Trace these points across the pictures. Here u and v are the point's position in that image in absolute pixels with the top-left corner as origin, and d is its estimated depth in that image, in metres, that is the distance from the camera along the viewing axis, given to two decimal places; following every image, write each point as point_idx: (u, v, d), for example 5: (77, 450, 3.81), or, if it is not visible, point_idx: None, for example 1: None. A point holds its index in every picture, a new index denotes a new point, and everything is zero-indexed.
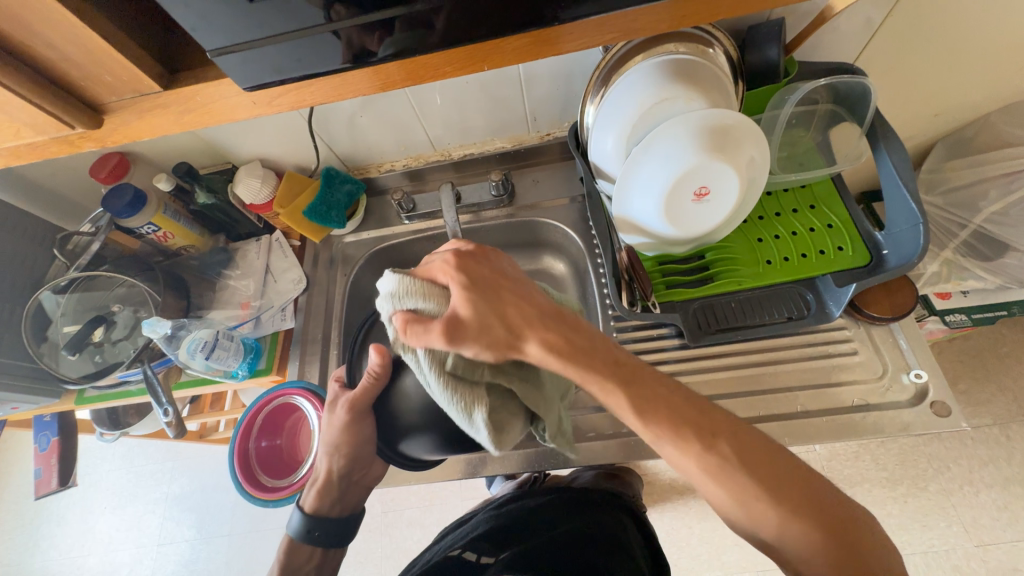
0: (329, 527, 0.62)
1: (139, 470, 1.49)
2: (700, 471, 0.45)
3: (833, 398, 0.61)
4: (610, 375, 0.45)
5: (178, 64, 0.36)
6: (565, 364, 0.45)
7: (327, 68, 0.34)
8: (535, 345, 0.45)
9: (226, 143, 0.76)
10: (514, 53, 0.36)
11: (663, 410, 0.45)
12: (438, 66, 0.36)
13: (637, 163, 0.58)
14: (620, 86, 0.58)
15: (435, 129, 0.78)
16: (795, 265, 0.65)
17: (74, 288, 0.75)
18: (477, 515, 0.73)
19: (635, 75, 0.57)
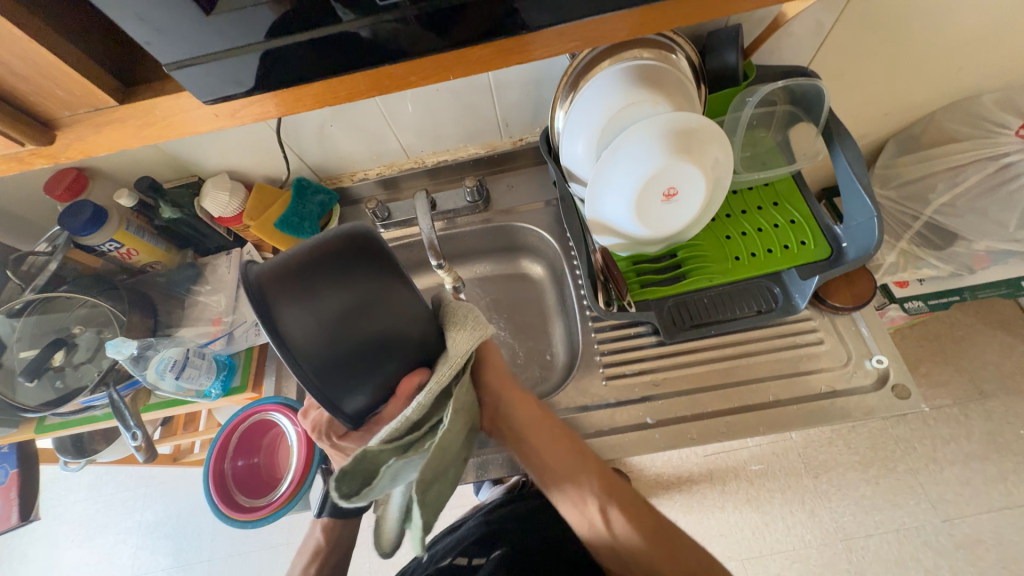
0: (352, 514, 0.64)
1: (109, 500, 1.42)
2: (644, 540, 0.53)
3: (804, 386, 0.64)
4: (583, 448, 0.57)
5: (136, 78, 0.35)
6: (535, 416, 0.57)
7: (293, 79, 0.34)
8: (516, 403, 0.57)
9: (190, 156, 0.74)
10: (479, 62, 0.37)
11: (614, 485, 0.56)
12: (405, 76, 0.36)
13: (620, 152, 0.58)
14: (602, 77, 0.59)
15: (407, 137, 0.78)
16: (762, 260, 0.67)
17: (30, 311, 0.71)
18: (467, 522, 0.73)
19: (617, 69, 0.59)
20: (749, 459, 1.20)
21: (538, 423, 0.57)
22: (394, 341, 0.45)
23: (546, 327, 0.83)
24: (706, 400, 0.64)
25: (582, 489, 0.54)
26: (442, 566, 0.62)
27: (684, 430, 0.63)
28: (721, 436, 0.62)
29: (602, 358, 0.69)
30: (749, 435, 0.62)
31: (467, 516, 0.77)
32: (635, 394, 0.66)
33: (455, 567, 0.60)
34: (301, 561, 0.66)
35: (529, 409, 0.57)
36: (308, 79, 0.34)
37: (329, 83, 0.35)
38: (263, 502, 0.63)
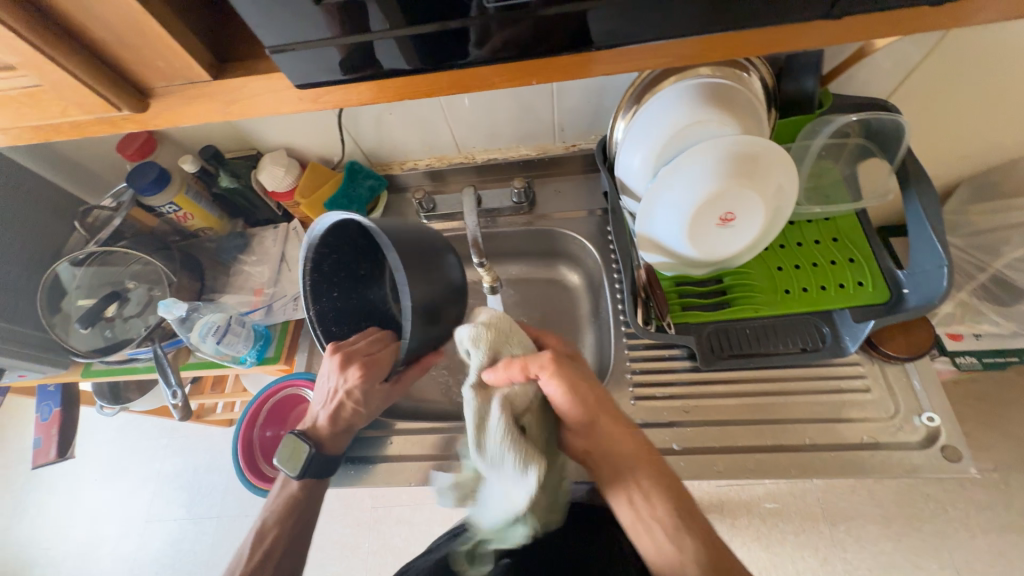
0: (328, 467, 0.63)
1: (133, 446, 1.49)
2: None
3: (844, 434, 0.61)
4: (686, 495, 0.53)
5: (231, 55, 0.36)
6: (643, 458, 0.54)
7: (383, 70, 0.34)
8: (615, 434, 0.54)
9: (253, 130, 0.76)
10: (565, 69, 0.36)
11: (715, 545, 0.50)
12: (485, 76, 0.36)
13: (681, 169, 0.57)
14: (672, 91, 0.58)
15: (461, 131, 0.78)
16: (814, 296, 0.64)
17: (91, 261, 0.76)
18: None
19: (689, 84, 0.58)
20: (764, 496, 1.14)
21: (636, 460, 0.54)
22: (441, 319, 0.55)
23: (576, 337, 0.83)
24: (737, 434, 0.62)
25: (686, 548, 0.49)
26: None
27: (711, 461, 0.61)
28: (748, 474, 0.60)
29: (632, 376, 0.68)
30: (778, 476, 0.60)
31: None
32: (663, 418, 0.64)
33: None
34: (265, 515, 0.61)
35: (629, 444, 0.54)
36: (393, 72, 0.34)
37: (413, 77, 0.35)
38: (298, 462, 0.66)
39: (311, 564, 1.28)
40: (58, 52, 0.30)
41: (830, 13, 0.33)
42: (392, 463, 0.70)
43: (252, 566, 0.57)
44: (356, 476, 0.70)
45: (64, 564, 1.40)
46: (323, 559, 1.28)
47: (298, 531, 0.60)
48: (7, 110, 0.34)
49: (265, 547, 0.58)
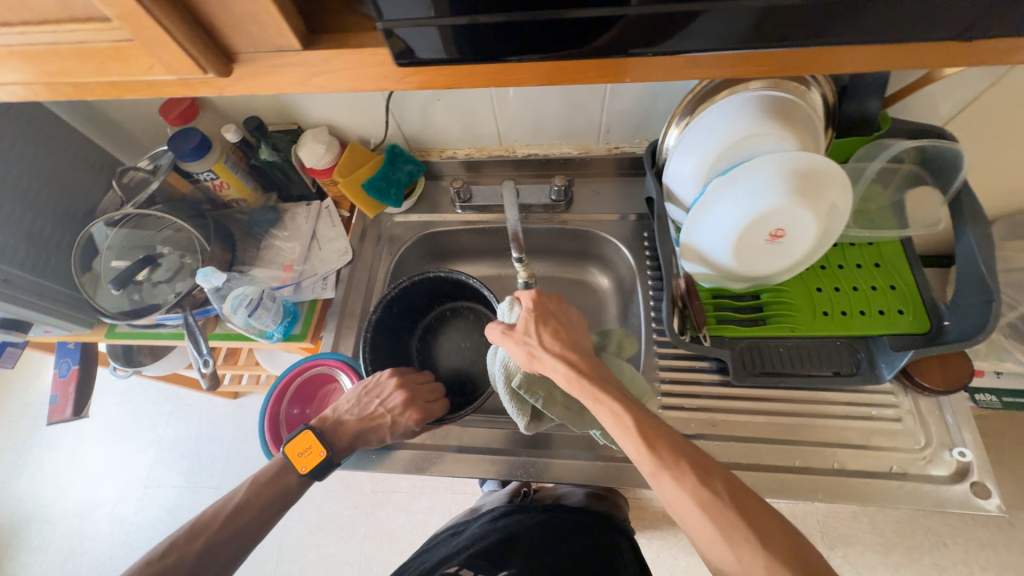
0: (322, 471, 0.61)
1: (137, 409, 1.50)
2: (693, 504, 0.47)
3: (872, 462, 0.60)
4: (620, 412, 0.52)
5: (320, 26, 0.35)
6: (580, 385, 0.55)
7: (481, 55, 0.34)
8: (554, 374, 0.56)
9: (298, 104, 0.75)
10: (660, 69, 0.36)
11: (659, 445, 0.50)
12: (580, 69, 0.36)
13: (736, 182, 0.56)
14: (730, 103, 0.58)
15: (506, 123, 0.78)
16: (852, 321, 0.64)
17: (125, 223, 0.75)
18: (471, 528, 0.78)
19: (747, 97, 0.58)
20: None
21: (573, 390, 0.55)
22: (479, 357, 0.77)
23: None
24: (763, 451, 0.62)
25: (640, 452, 0.50)
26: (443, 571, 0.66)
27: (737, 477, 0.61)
28: (774, 493, 0.60)
29: (661, 385, 0.67)
30: (803, 497, 0.59)
31: (470, 522, 0.82)
32: (690, 429, 0.64)
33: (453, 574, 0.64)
34: (247, 491, 0.58)
35: (562, 379, 0.56)
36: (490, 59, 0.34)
37: (507, 67, 0.35)
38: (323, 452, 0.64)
39: (306, 542, 1.28)
40: (158, 8, 0.29)
41: (941, 36, 0.32)
42: (412, 452, 0.70)
43: (220, 538, 0.55)
44: (376, 461, 0.70)
45: (58, 522, 1.39)
46: (318, 539, 1.28)
47: (258, 522, 0.57)
48: (91, 62, 0.33)
49: (236, 525, 0.56)
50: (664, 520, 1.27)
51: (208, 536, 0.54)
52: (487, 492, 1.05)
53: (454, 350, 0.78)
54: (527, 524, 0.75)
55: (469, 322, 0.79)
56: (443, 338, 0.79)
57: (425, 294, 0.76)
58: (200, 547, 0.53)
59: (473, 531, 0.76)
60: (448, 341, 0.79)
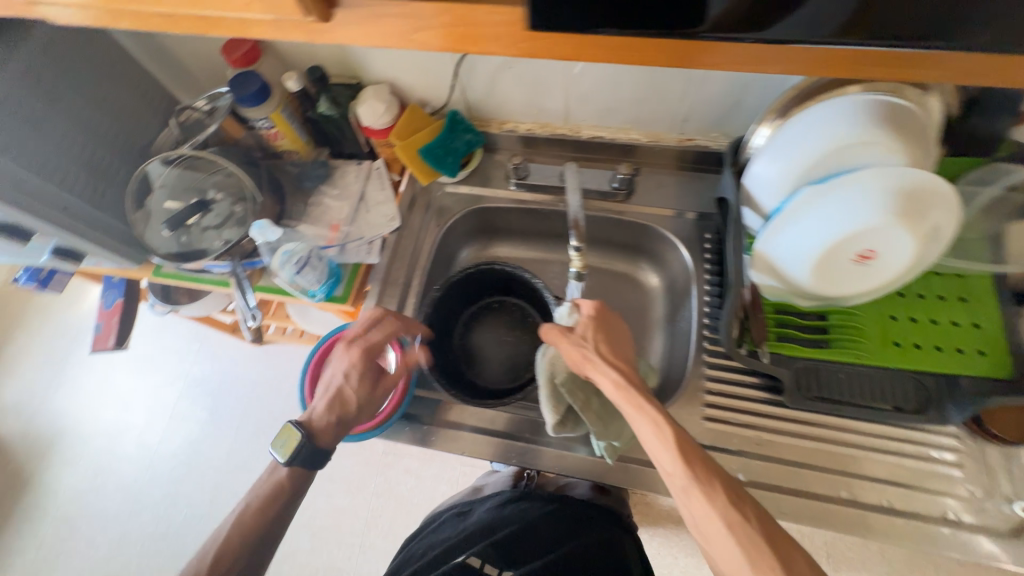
0: (317, 459, 0.59)
1: (168, 343, 1.55)
2: (721, 522, 0.47)
3: (922, 504, 0.58)
4: (666, 425, 0.50)
5: None
6: (624, 393, 0.53)
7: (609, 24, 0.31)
8: (599, 377, 0.55)
9: (363, 57, 0.72)
10: (790, 61, 0.33)
11: (697, 462, 0.50)
12: (696, 52, 0.33)
13: (830, 193, 0.52)
14: (841, 103, 0.53)
15: (576, 101, 0.73)
16: (927, 355, 0.59)
17: (180, 163, 0.74)
18: (477, 513, 0.78)
19: (860, 99, 0.52)
20: None
21: (619, 398, 0.54)
22: (521, 354, 0.75)
23: (643, 339, 0.80)
24: (807, 478, 0.60)
25: (673, 465, 0.49)
26: (456, 564, 0.69)
27: (777, 501, 0.59)
28: (813, 522, 0.58)
29: (707, 396, 0.65)
30: (843, 531, 0.57)
31: (476, 504, 0.81)
32: (732, 445, 0.62)
33: (469, 568, 0.68)
34: (247, 498, 0.59)
35: (608, 384, 0.55)
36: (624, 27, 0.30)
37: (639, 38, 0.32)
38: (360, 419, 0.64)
39: (316, 491, 1.32)
40: None
41: None
42: (442, 427, 0.69)
43: (228, 548, 0.55)
44: (403, 431, 0.69)
45: (88, 439, 1.46)
46: (329, 490, 1.32)
47: (268, 522, 0.57)
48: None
49: (241, 530, 0.56)
50: (669, 519, 1.26)
51: (217, 548, 0.55)
52: (492, 471, 1.05)
53: (493, 343, 0.77)
54: (533, 515, 0.74)
55: (513, 317, 0.78)
56: (484, 329, 0.78)
57: (473, 284, 0.75)
58: (210, 560, 0.54)
59: (479, 516, 0.76)
60: (488, 333, 0.77)
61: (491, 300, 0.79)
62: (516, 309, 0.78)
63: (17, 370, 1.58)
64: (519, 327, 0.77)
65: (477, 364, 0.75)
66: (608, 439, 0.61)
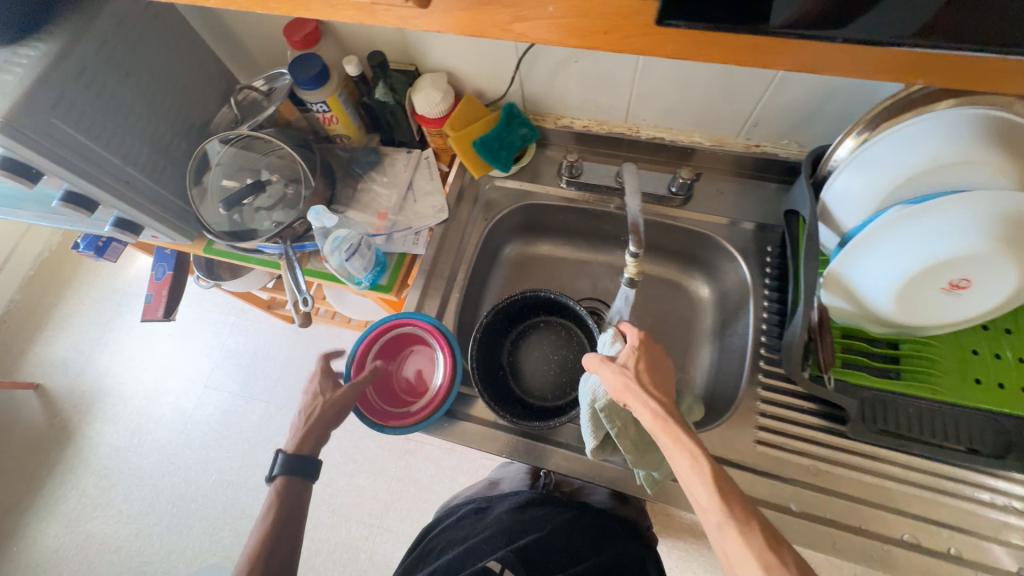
0: (307, 469, 0.63)
1: (205, 315, 1.60)
2: (759, 570, 0.42)
3: (994, 556, 0.54)
4: (702, 458, 0.47)
5: None
6: (659, 421, 0.51)
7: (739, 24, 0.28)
8: (636, 402, 0.53)
9: (423, 44, 0.71)
10: (898, 65, 0.30)
11: (735, 500, 0.46)
12: (792, 52, 0.30)
13: (922, 217, 0.48)
14: (939, 117, 0.48)
15: (639, 99, 0.70)
16: (1014, 396, 0.54)
17: (236, 143, 0.75)
18: (496, 511, 0.77)
19: (956, 115, 0.47)
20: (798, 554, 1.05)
21: (655, 428, 0.51)
22: (566, 371, 0.74)
23: (689, 351, 0.77)
24: (866, 516, 0.56)
25: (707, 501, 0.46)
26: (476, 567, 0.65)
27: (831, 536, 0.56)
28: (870, 563, 0.55)
29: (760, 418, 0.62)
30: (902, 575, 0.54)
31: (495, 501, 0.81)
32: (785, 472, 0.59)
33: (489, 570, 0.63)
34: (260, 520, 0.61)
35: (645, 411, 0.52)
36: (744, 24, 0.28)
37: (762, 40, 0.29)
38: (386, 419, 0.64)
39: (339, 470, 1.34)
40: None
41: None
42: (480, 425, 0.68)
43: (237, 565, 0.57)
44: (440, 425, 0.68)
45: (128, 400, 1.52)
46: (351, 470, 1.34)
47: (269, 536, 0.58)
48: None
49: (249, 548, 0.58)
50: (689, 533, 1.23)
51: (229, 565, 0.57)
52: (503, 464, 1.04)
53: (540, 360, 0.75)
54: (551, 518, 0.74)
55: (561, 335, 0.76)
56: (533, 345, 0.76)
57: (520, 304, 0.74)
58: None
59: (496, 515, 0.76)
60: (536, 350, 0.76)
61: (539, 317, 0.77)
62: (563, 327, 0.76)
63: (66, 329, 1.66)
64: (566, 345, 0.75)
65: (524, 382, 0.74)
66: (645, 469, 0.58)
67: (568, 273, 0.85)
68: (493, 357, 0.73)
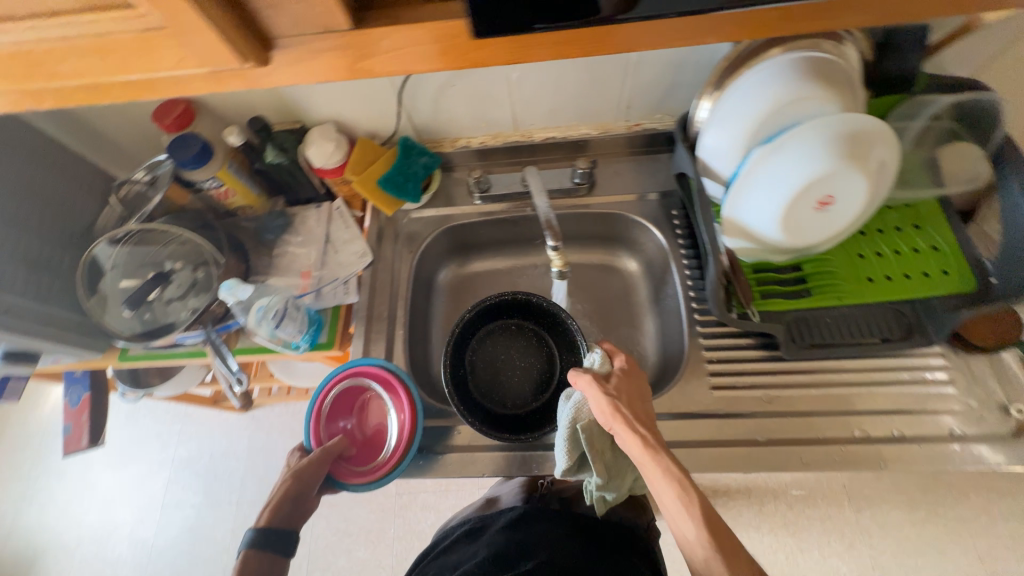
0: (282, 542, 0.55)
1: (145, 431, 1.45)
2: None
3: (928, 426, 0.60)
4: (689, 487, 0.47)
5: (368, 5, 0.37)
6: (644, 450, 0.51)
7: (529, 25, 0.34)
8: (622, 427, 0.53)
9: (301, 100, 0.71)
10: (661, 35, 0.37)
11: (721, 532, 0.46)
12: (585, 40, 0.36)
13: (782, 150, 0.54)
14: (769, 64, 0.55)
15: (520, 107, 0.74)
16: (899, 284, 0.62)
17: (128, 240, 0.71)
18: (490, 532, 0.75)
19: (772, 65, 0.55)
20: (791, 483, 1.10)
21: (639, 456, 0.51)
22: (532, 377, 0.75)
23: (635, 323, 0.80)
24: (820, 425, 0.61)
25: (691, 531, 0.46)
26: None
27: (798, 453, 0.60)
28: (836, 466, 0.59)
29: (709, 365, 0.66)
30: (865, 469, 0.59)
31: (490, 520, 0.79)
32: (744, 407, 0.63)
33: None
34: None
35: (631, 438, 0.52)
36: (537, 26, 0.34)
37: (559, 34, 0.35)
38: (357, 477, 0.62)
39: (335, 549, 1.26)
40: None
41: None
42: (458, 453, 0.67)
43: None
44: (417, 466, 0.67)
45: (75, 552, 1.34)
46: (347, 545, 1.26)
47: None
48: (114, 59, 0.34)
49: None
50: None
51: None
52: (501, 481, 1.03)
53: (508, 365, 0.75)
54: (546, 527, 0.74)
55: (530, 342, 0.76)
56: (501, 350, 0.76)
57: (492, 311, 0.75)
58: None
59: (490, 536, 0.74)
60: (504, 353, 0.76)
61: (513, 322, 0.77)
62: (535, 332, 0.77)
63: None
64: (535, 349, 0.76)
65: (487, 388, 0.74)
66: (607, 492, 0.60)
67: (506, 283, 0.87)
68: (455, 365, 0.71)
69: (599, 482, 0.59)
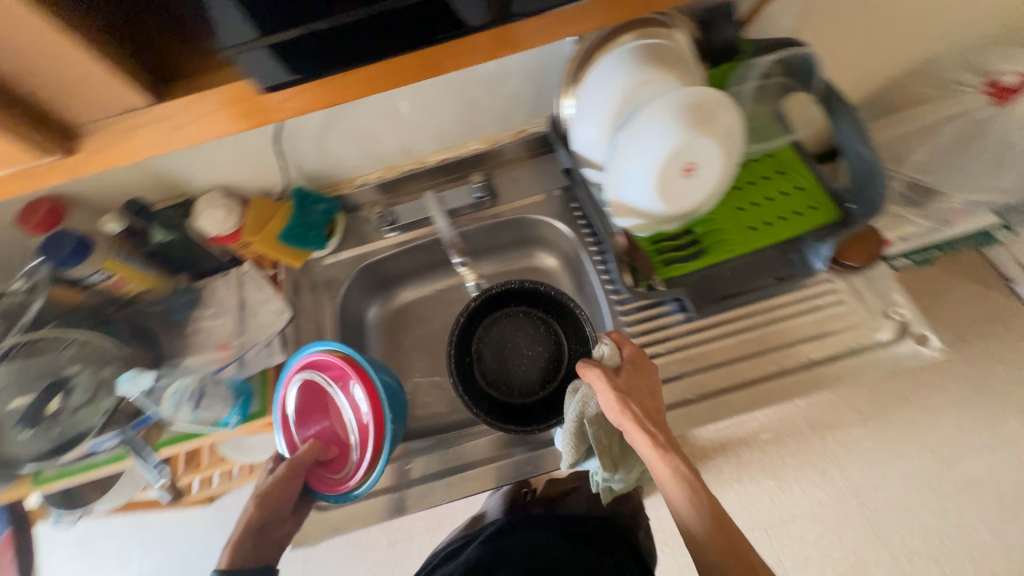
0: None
1: (100, 555, 1.31)
2: None
3: (832, 345, 0.66)
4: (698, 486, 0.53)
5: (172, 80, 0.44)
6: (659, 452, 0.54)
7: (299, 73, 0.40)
8: (634, 429, 0.55)
9: (179, 173, 0.70)
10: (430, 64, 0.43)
11: (725, 525, 0.52)
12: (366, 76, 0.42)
13: (640, 130, 0.58)
14: (612, 57, 0.60)
15: (405, 137, 0.76)
16: (778, 228, 0.68)
17: (14, 355, 0.64)
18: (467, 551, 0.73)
19: (612, 58, 0.60)
20: (760, 428, 1.14)
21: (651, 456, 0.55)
22: (536, 366, 0.75)
23: None
24: (742, 369, 0.66)
25: (699, 525, 0.52)
26: None
27: (727, 400, 0.64)
28: (762, 403, 0.64)
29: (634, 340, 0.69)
30: (786, 398, 0.64)
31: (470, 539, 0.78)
32: (673, 372, 0.67)
33: None
34: None
35: (644, 441, 0.55)
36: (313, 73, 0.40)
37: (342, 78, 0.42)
38: (337, 486, 0.63)
39: None
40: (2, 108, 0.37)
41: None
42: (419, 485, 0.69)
43: None
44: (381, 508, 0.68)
45: None
46: None
47: None
48: None
49: None
50: None
51: None
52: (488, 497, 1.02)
53: (515, 350, 0.76)
54: (524, 532, 0.74)
55: (538, 328, 0.77)
56: (509, 334, 0.77)
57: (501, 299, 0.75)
58: None
59: (468, 553, 0.73)
60: (510, 335, 0.77)
61: (519, 307, 0.77)
62: (541, 316, 0.77)
63: None
64: (542, 335, 0.76)
65: (490, 375, 0.75)
66: (614, 480, 0.63)
67: (438, 306, 0.88)
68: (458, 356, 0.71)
69: (608, 471, 0.61)
